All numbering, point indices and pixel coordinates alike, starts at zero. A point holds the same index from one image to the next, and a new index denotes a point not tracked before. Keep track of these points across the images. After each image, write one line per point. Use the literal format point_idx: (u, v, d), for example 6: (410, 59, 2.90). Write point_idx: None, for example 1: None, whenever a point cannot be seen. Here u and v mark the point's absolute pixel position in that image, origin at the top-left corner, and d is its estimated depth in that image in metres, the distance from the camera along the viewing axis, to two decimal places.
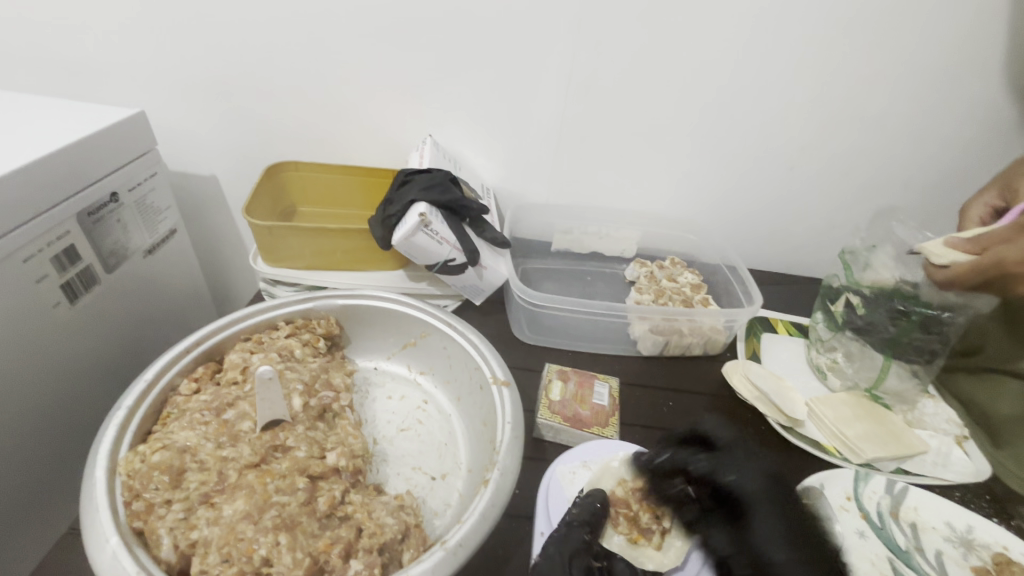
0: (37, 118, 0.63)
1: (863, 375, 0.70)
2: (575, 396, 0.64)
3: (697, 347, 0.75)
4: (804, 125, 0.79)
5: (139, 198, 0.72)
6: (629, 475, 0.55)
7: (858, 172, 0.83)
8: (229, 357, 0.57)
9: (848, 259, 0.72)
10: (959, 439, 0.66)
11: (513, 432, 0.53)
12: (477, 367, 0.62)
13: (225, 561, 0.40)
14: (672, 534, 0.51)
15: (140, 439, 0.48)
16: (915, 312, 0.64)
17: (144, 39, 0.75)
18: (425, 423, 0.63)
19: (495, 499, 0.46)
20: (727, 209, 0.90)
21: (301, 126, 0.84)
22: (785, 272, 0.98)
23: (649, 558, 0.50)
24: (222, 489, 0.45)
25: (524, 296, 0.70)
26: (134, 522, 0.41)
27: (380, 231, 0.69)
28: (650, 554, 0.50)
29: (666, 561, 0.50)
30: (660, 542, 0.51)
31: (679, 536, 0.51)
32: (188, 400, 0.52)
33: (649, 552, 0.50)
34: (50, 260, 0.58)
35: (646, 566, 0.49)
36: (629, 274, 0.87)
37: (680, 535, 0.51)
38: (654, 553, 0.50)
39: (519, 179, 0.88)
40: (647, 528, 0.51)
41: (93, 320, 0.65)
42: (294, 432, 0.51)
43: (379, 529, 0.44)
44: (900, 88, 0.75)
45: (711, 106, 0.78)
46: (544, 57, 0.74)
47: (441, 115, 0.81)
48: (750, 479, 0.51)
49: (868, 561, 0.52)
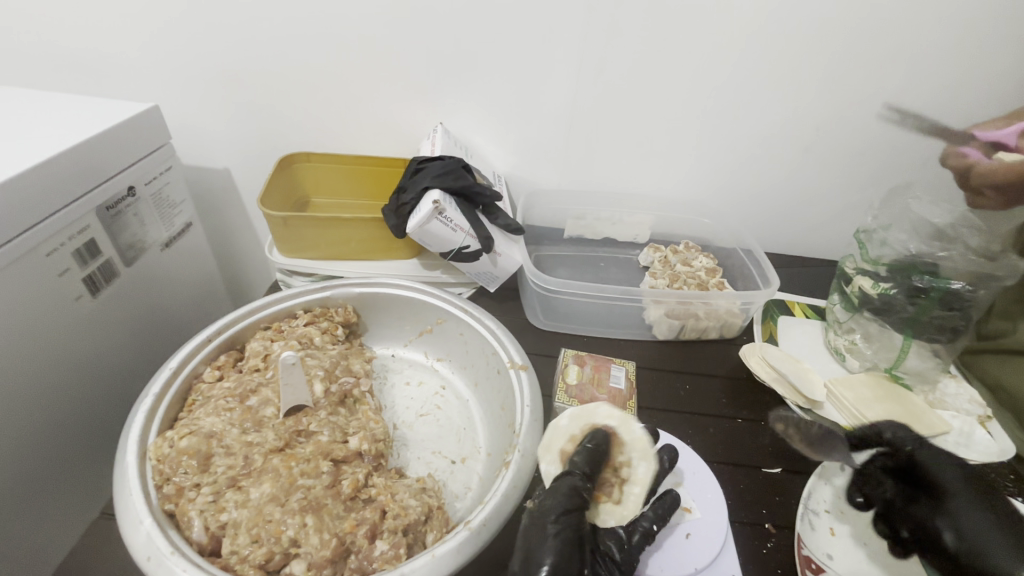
0: (52, 116, 0.64)
1: (882, 356, 0.70)
2: (592, 379, 0.64)
3: (713, 331, 0.74)
4: (819, 105, 0.78)
5: (154, 191, 0.72)
6: (580, 426, 0.52)
7: (877, 150, 0.82)
8: (250, 345, 0.58)
9: (863, 238, 0.71)
10: (982, 419, 0.66)
11: (532, 416, 0.53)
12: (494, 352, 0.62)
13: (255, 542, 0.41)
14: (630, 484, 0.50)
15: (167, 426, 0.49)
16: (934, 289, 0.62)
17: (157, 35, 0.76)
18: (443, 408, 0.64)
19: (516, 481, 0.46)
20: (740, 192, 0.89)
21: (311, 118, 0.84)
22: (801, 255, 0.97)
23: (604, 512, 0.48)
24: (249, 473, 0.46)
25: (538, 282, 0.70)
26: (166, 504, 0.42)
27: (394, 219, 0.69)
28: (610, 509, 0.48)
29: (625, 513, 0.48)
30: (618, 497, 0.49)
31: (637, 484, 0.50)
32: (212, 387, 0.53)
33: (605, 505, 0.49)
34: (71, 254, 0.59)
35: (602, 521, 0.48)
36: (643, 259, 0.87)
37: (639, 482, 0.50)
38: (615, 508, 0.48)
39: (530, 166, 0.87)
40: (607, 483, 0.50)
41: (114, 314, 0.66)
42: (316, 417, 0.52)
43: (403, 511, 0.45)
44: (921, 63, 0.73)
45: (725, 88, 0.76)
46: (555, 41, 0.73)
47: (452, 103, 0.81)
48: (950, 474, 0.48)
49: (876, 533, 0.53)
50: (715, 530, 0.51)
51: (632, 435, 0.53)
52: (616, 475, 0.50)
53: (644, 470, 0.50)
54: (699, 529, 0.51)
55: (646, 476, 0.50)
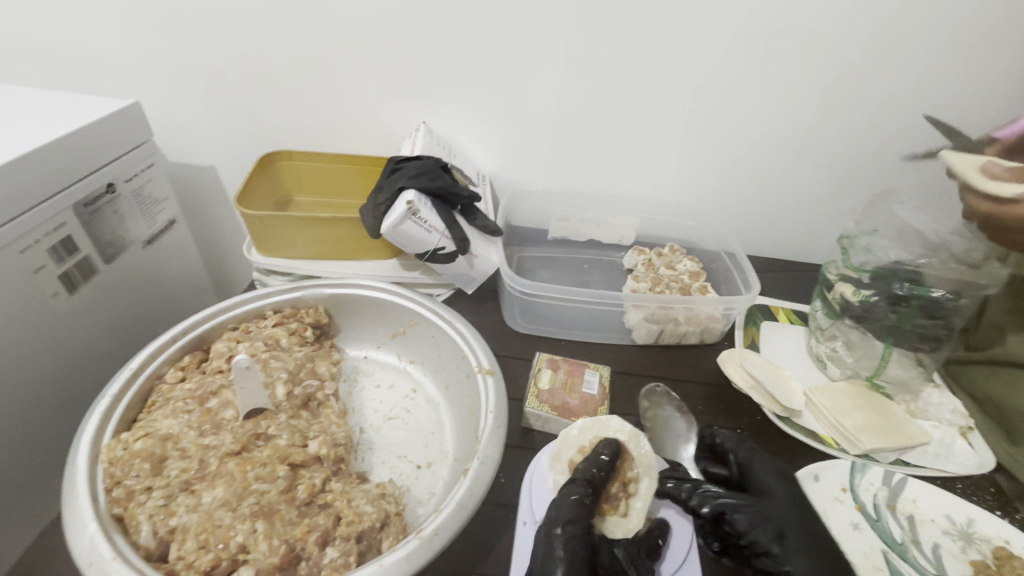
0: (31, 111, 0.63)
1: (863, 364, 0.69)
2: (564, 384, 0.63)
3: (693, 336, 0.73)
4: (808, 106, 0.76)
5: (135, 189, 0.72)
6: (589, 438, 0.54)
7: (864, 154, 0.80)
8: (216, 346, 0.58)
9: (846, 245, 0.70)
10: (963, 430, 0.64)
11: (495, 422, 0.53)
12: (465, 356, 0.62)
13: (202, 548, 0.41)
14: (635, 498, 0.51)
15: (125, 426, 0.50)
16: (915, 297, 0.61)
17: (141, 31, 0.75)
18: (412, 412, 0.63)
19: (474, 488, 0.46)
20: (727, 194, 0.87)
21: (293, 116, 0.83)
22: (788, 259, 0.95)
23: (613, 527, 0.50)
24: (202, 477, 0.46)
25: (514, 285, 0.69)
26: (114, 508, 0.42)
27: (369, 219, 0.68)
28: (617, 521, 0.50)
29: (629, 527, 0.50)
30: (625, 510, 0.51)
31: (641, 499, 0.51)
32: (173, 388, 0.53)
33: (613, 520, 0.51)
34: (47, 251, 0.59)
35: (611, 534, 0.50)
36: (626, 262, 0.85)
37: (643, 497, 0.51)
38: (620, 521, 0.50)
39: (514, 166, 0.86)
40: (613, 497, 0.51)
41: (91, 310, 0.66)
42: (276, 420, 0.52)
43: (357, 517, 0.45)
44: (912, 65, 0.71)
45: (710, 88, 0.75)
46: (540, 42, 0.72)
47: (434, 102, 0.80)
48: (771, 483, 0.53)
49: (861, 553, 0.52)
50: (682, 541, 0.51)
51: (641, 450, 0.53)
52: (622, 488, 0.52)
53: (647, 486, 0.51)
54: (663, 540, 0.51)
55: (649, 492, 0.51)
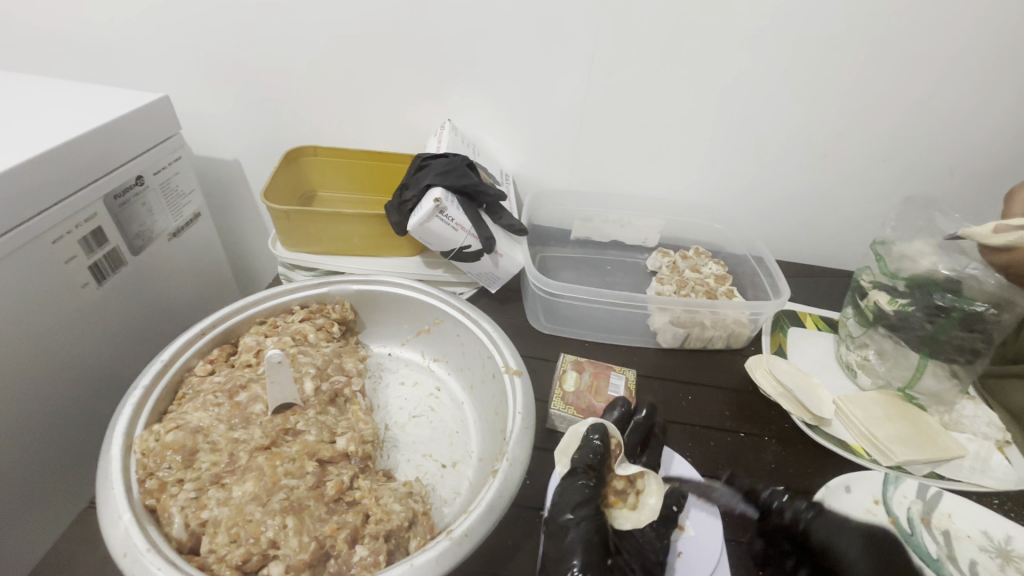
0: (66, 104, 0.64)
1: (896, 373, 0.67)
2: (590, 387, 0.62)
3: (719, 341, 0.72)
4: (841, 109, 0.74)
5: (164, 181, 0.73)
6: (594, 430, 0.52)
7: (897, 158, 0.79)
8: (244, 340, 0.59)
9: (880, 250, 0.68)
10: (1000, 444, 0.62)
11: (523, 423, 0.52)
12: (490, 356, 0.61)
13: (233, 541, 0.42)
14: (645, 492, 0.49)
15: (155, 418, 0.50)
16: (956, 309, 0.59)
17: (169, 25, 0.76)
18: (436, 411, 0.63)
19: (503, 490, 0.45)
20: (754, 197, 0.86)
21: (318, 112, 0.84)
22: (814, 263, 0.94)
23: (621, 518, 0.48)
24: (233, 470, 0.46)
25: (539, 286, 0.68)
26: (147, 499, 0.43)
27: (397, 216, 0.69)
28: (626, 514, 0.48)
29: (639, 520, 0.47)
30: (634, 502, 0.48)
31: (651, 493, 0.48)
32: (202, 381, 0.54)
33: (622, 512, 0.48)
34: (77, 242, 0.59)
35: (620, 528, 0.47)
36: (651, 263, 0.84)
37: (653, 491, 0.48)
38: (631, 513, 0.48)
39: (538, 165, 0.86)
40: (621, 490, 0.49)
41: (118, 301, 0.66)
42: (304, 416, 0.53)
43: (386, 516, 0.45)
44: (950, 68, 0.69)
45: (739, 90, 0.74)
46: (569, 40, 0.71)
47: (461, 99, 0.79)
48: (850, 546, 0.48)
49: None
50: (710, 548, 0.50)
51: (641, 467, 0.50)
52: (629, 483, 0.49)
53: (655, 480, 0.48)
54: (692, 548, 0.50)
55: (658, 487, 0.48)
